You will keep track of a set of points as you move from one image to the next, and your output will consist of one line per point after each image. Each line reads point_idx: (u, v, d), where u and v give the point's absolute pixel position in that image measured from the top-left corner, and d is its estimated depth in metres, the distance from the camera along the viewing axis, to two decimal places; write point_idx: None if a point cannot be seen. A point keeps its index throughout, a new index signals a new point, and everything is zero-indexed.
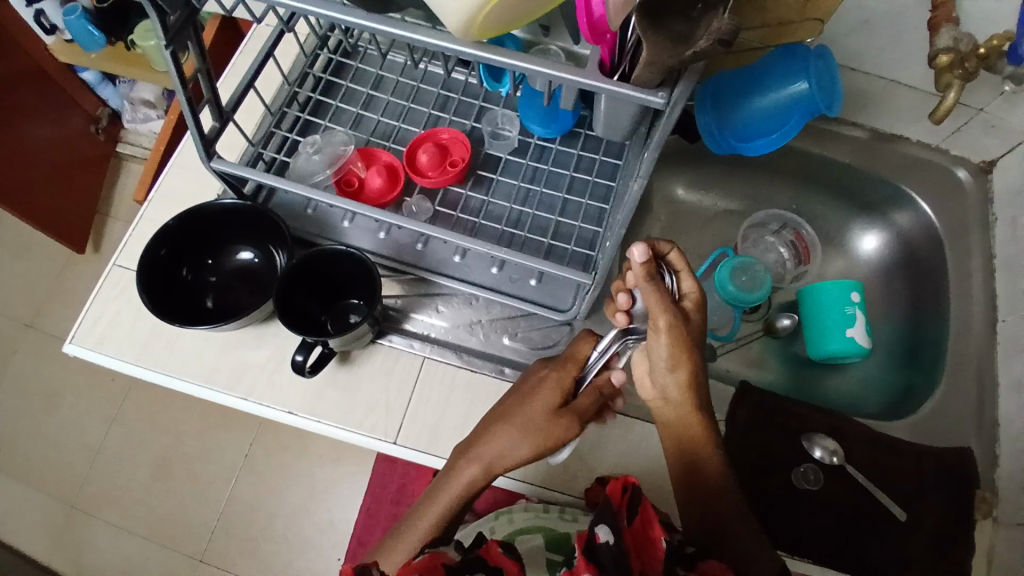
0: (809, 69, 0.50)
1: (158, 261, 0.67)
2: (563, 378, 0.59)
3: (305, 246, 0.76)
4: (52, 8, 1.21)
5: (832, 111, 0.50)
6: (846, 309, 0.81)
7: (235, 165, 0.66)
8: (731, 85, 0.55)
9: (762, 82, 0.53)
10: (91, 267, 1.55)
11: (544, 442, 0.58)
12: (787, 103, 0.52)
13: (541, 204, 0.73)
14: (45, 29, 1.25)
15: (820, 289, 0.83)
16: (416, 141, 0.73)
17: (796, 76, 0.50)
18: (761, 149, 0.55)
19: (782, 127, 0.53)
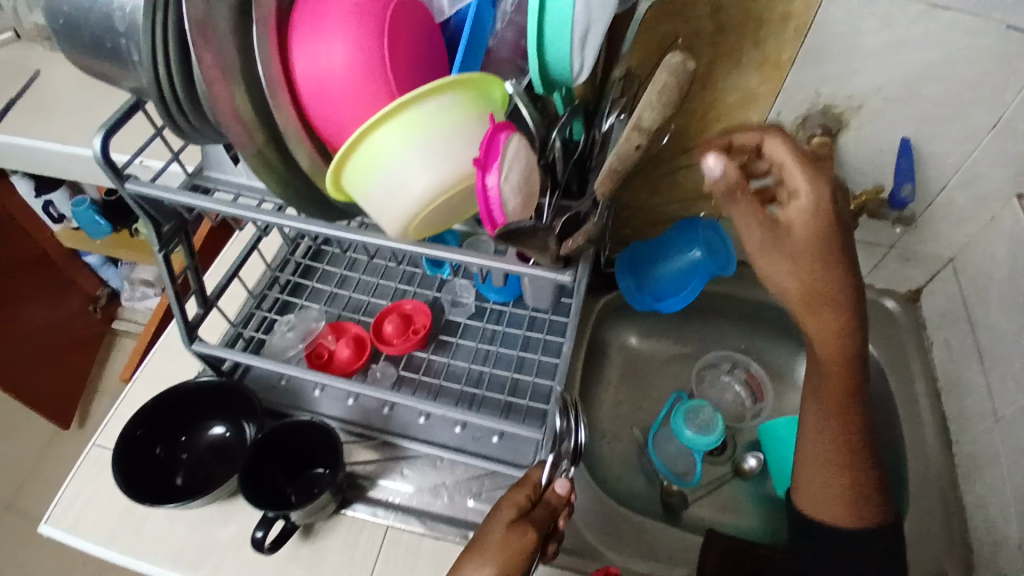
0: (698, 238, 0.58)
1: (134, 441, 0.70)
2: (516, 496, 0.56)
3: (277, 417, 0.79)
4: (61, 198, 1.32)
5: (727, 270, 0.57)
6: None
7: (214, 347, 0.72)
8: (644, 253, 0.62)
9: (665, 252, 0.60)
10: (73, 444, 1.63)
11: (504, 563, 0.52)
12: (688, 268, 0.59)
13: (499, 363, 0.79)
14: (54, 218, 1.36)
15: (776, 425, 0.86)
16: (383, 313, 0.81)
17: (689, 244, 0.58)
18: (673, 306, 0.59)
19: (686, 287, 0.59)
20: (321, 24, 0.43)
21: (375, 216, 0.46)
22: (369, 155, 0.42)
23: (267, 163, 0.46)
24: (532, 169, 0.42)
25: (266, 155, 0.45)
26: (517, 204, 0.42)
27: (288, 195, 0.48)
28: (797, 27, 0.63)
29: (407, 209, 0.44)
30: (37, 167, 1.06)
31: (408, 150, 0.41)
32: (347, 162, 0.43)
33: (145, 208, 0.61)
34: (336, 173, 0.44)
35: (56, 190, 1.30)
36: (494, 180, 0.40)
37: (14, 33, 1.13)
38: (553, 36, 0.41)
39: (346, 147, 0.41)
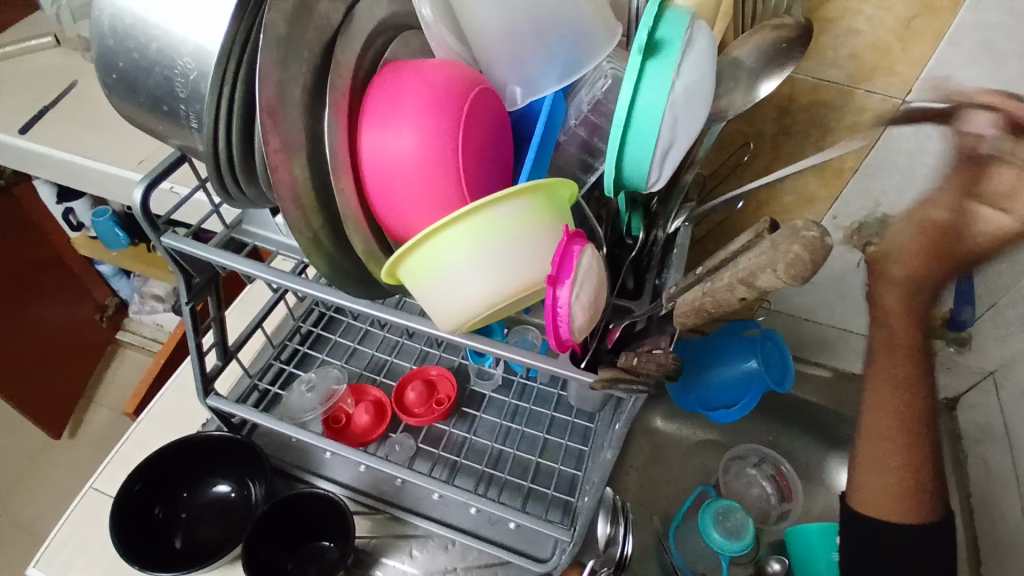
0: (755, 348, 0.55)
1: (130, 497, 0.67)
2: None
3: (283, 478, 0.76)
4: (82, 207, 1.28)
5: (783, 384, 0.55)
6: (834, 554, 0.76)
7: (228, 403, 0.69)
8: (694, 352, 0.58)
9: (716, 359, 0.56)
10: (63, 454, 1.57)
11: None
12: (740, 378, 0.55)
13: (522, 442, 0.75)
14: (72, 225, 1.33)
15: (805, 529, 0.79)
16: (406, 377, 0.78)
17: (744, 354, 0.55)
18: (723, 418, 0.55)
19: (738, 400, 0.55)
20: (394, 111, 0.41)
21: (426, 310, 0.43)
22: (432, 253, 0.40)
23: (318, 243, 0.43)
24: (604, 284, 0.40)
25: (320, 236, 0.42)
26: (584, 320, 0.39)
27: (338, 275, 0.46)
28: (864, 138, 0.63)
29: (464, 310, 0.41)
30: (68, 178, 1.04)
31: (476, 253, 0.39)
32: (408, 255, 0.40)
33: (179, 260, 0.59)
34: (393, 265, 0.41)
35: (78, 200, 1.26)
36: (566, 294, 0.38)
37: (53, 39, 1.13)
38: (635, 146, 0.38)
39: (411, 243, 0.39)
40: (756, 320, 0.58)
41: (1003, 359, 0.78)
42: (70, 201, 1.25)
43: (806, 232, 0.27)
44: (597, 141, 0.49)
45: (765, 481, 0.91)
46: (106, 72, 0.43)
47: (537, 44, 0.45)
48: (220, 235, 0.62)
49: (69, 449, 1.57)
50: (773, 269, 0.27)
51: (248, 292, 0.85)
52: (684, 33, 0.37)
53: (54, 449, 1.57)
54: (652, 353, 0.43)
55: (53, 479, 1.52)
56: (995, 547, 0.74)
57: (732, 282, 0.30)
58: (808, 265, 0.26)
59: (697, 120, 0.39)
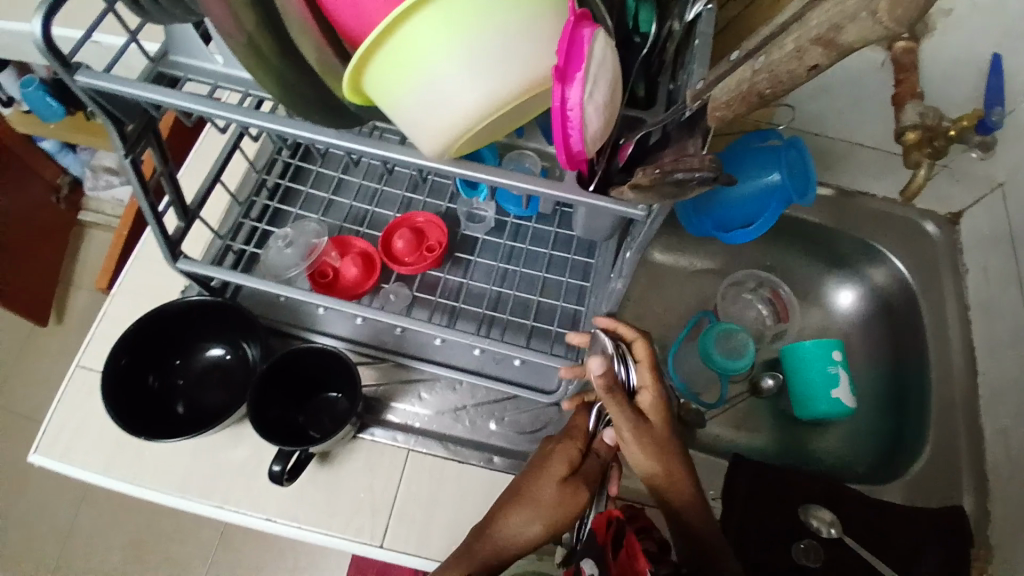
0: (779, 160, 0.50)
1: (121, 371, 0.64)
2: (570, 449, 0.59)
3: (279, 337, 0.74)
4: (8, 79, 1.12)
5: (805, 198, 0.51)
6: (828, 368, 0.79)
7: (203, 266, 0.64)
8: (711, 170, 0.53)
9: (734, 175, 0.53)
10: (53, 340, 1.55)
11: (552, 514, 0.57)
12: (761, 194, 0.51)
13: (521, 283, 0.72)
14: (3, 101, 1.19)
15: (802, 346, 0.81)
16: (393, 225, 0.72)
17: (767, 168, 0.51)
18: (738, 238, 0.53)
19: (757, 219, 0.52)
20: None
21: (406, 132, 0.37)
22: (404, 53, 0.32)
23: (260, 53, 0.35)
24: (620, 82, 0.33)
25: (261, 44, 0.35)
26: (598, 127, 0.33)
27: (292, 98, 0.38)
28: None
29: (451, 126, 0.35)
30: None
31: (461, 44, 0.31)
32: (374, 53, 0.32)
33: (104, 106, 0.49)
34: (356, 72, 0.34)
35: (2, 71, 1.10)
36: (578, 93, 0.31)
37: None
38: None
39: (377, 34, 0.31)
40: (779, 128, 0.53)
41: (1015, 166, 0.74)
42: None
43: None
44: None
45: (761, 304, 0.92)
46: None
47: None
48: (144, 69, 0.51)
49: (56, 333, 1.55)
50: (879, 9, 0.22)
51: (201, 146, 0.75)
52: None
53: (43, 335, 1.54)
54: (680, 159, 0.36)
55: (47, 363, 1.52)
56: (988, 352, 0.76)
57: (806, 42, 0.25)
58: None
59: None
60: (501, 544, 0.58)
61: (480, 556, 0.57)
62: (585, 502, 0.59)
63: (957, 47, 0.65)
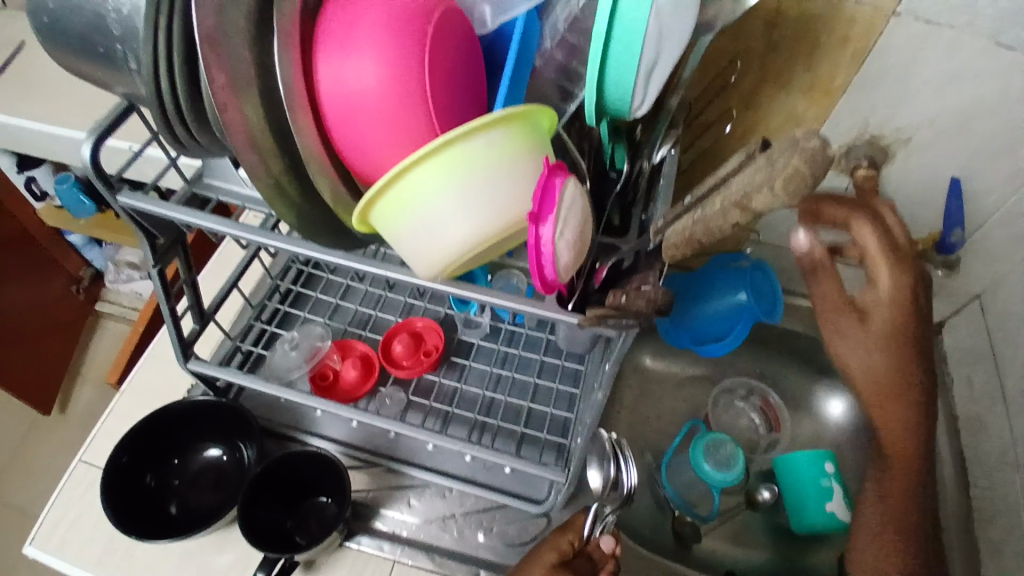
0: (746, 281, 0.55)
1: (120, 468, 0.66)
2: (562, 541, 0.60)
3: (277, 439, 0.76)
4: (44, 175, 1.23)
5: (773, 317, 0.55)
6: (822, 481, 0.78)
7: (210, 367, 0.67)
8: (684, 289, 0.57)
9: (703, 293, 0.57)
10: (54, 430, 1.56)
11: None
12: (732, 311, 0.55)
13: (514, 388, 0.75)
14: (36, 194, 1.28)
15: (794, 457, 0.81)
16: (392, 331, 0.76)
17: (736, 286, 0.55)
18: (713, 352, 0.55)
19: (728, 333, 0.55)
20: (351, 38, 0.37)
21: (402, 258, 0.41)
22: (405, 194, 0.37)
23: (281, 189, 0.40)
24: (589, 221, 0.38)
25: (283, 183, 0.39)
26: (569, 259, 0.37)
27: (305, 226, 0.43)
28: (856, 51, 0.59)
29: (443, 256, 0.39)
30: (22, 145, 0.98)
31: (451, 190, 0.36)
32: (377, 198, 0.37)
33: (140, 222, 0.55)
34: (364, 210, 0.39)
35: (39, 167, 1.21)
36: (549, 232, 0.36)
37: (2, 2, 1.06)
38: (618, 60, 0.35)
39: (383, 181, 0.36)
40: (747, 251, 0.58)
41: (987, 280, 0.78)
42: (31, 169, 1.20)
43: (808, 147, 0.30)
44: (576, 65, 0.45)
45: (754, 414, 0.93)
46: (37, 17, 0.39)
47: None
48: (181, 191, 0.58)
49: (58, 425, 1.56)
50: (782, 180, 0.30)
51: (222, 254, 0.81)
52: None
53: (46, 425, 1.56)
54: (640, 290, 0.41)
55: (45, 457, 1.52)
56: (979, 465, 0.76)
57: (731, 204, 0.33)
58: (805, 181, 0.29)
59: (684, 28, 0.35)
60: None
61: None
62: None
63: (917, 175, 0.71)
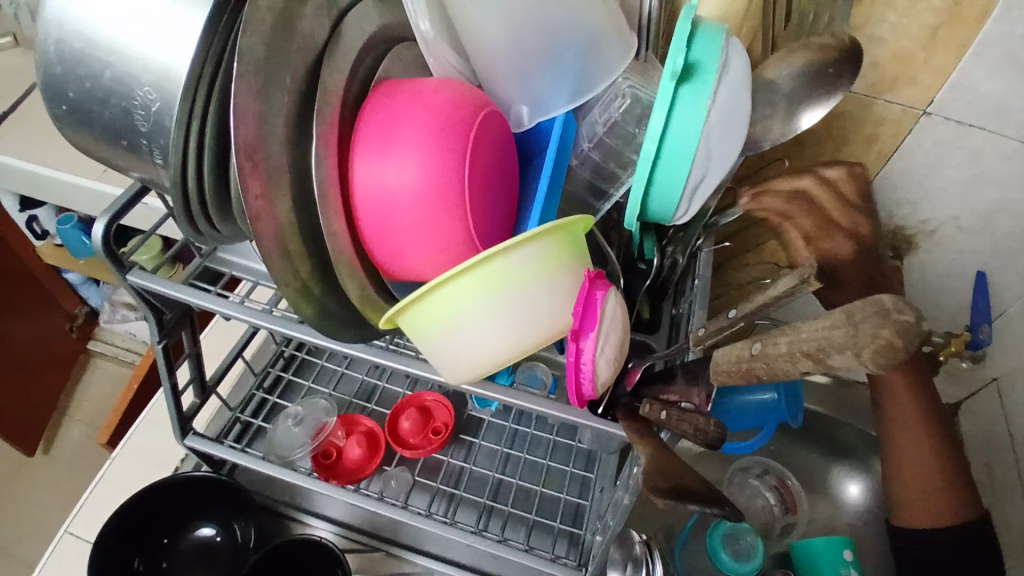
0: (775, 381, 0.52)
1: (106, 552, 0.62)
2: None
3: (271, 516, 0.73)
4: (47, 215, 1.20)
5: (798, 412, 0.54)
6: (840, 570, 0.74)
7: (205, 443, 0.65)
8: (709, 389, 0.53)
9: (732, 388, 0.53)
10: (36, 472, 1.49)
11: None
12: (760, 409, 0.53)
13: (524, 470, 0.72)
14: (36, 234, 1.24)
15: (810, 543, 0.77)
16: (400, 405, 0.73)
17: (764, 387, 0.52)
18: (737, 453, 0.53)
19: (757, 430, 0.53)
20: (390, 143, 0.36)
21: (428, 360, 0.39)
22: (442, 303, 0.35)
23: (306, 289, 0.38)
24: (628, 333, 0.37)
25: (309, 282, 0.38)
26: (608, 374, 0.35)
27: (328, 324, 0.41)
28: (881, 150, 0.61)
29: (475, 363, 0.37)
30: (26, 187, 0.96)
31: (485, 305, 0.35)
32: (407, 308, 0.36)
33: (150, 300, 0.54)
34: (395, 314, 0.37)
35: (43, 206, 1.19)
36: (591, 346, 0.35)
37: (13, 38, 1.04)
38: (666, 177, 0.36)
39: (423, 290, 0.34)
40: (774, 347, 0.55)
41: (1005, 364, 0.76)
42: (35, 207, 1.17)
43: (894, 313, 0.26)
44: (611, 165, 0.45)
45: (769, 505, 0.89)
46: (55, 103, 0.37)
47: (545, 58, 0.40)
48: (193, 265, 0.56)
49: (40, 469, 1.50)
50: (860, 354, 0.26)
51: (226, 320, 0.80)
52: (722, 57, 0.34)
53: (28, 467, 1.49)
54: (684, 415, 0.39)
55: (23, 503, 1.44)
56: None
57: (795, 353, 0.30)
58: (897, 351, 0.26)
59: (732, 149, 0.36)
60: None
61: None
62: None
63: (940, 264, 0.70)
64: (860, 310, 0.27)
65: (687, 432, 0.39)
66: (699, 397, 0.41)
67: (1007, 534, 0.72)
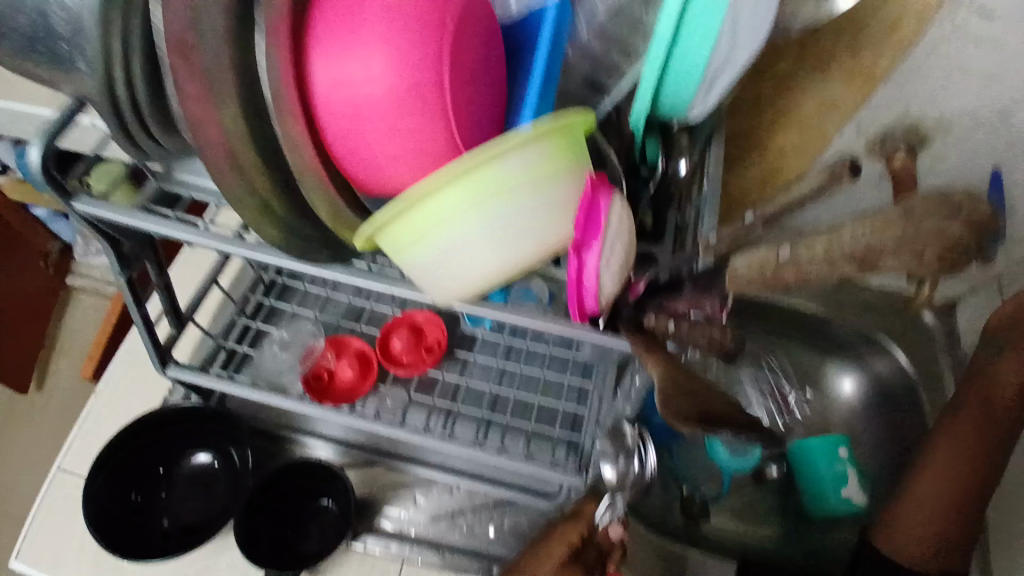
0: None
1: (102, 487, 0.61)
2: (572, 533, 0.53)
3: (268, 440, 0.73)
4: None
5: None
6: (836, 466, 0.78)
7: (191, 373, 0.63)
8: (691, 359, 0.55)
9: None
10: (29, 410, 1.48)
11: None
12: None
13: (521, 383, 0.72)
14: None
15: (808, 444, 0.79)
16: (390, 324, 0.71)
17: None
18: None
19: None
20: (360, 32, 0.31)
21: (416, 283, 0.35)
22: (424, 217, 0.31)
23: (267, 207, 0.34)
24: (635, 244, 0.33)
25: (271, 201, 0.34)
26: (612, 289, 0.32)
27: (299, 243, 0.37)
28: (900, 39, 0.57)
29: (465, 284, 0.33)
30: None
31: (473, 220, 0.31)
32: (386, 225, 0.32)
33: (103, 229, 0.49)
34: (372, 232, 0.33)
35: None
36: (593, 260, 0.31)
37: None
38: (687, 66, 0.37)
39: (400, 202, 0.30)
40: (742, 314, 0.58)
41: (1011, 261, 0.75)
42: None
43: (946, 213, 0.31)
44: (611, 56, 0.40)
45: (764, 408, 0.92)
46: None
47: None
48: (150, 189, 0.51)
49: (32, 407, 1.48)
50: (925, 254, 0.31)
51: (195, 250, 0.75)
52: None
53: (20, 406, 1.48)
54: (697, 329, 0.38)
55: (20, 441, 1.44)
56: None
57: (856, 242, 0.32)
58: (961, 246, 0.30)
59: (755, 32, 0.36)
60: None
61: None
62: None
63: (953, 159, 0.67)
64: (923, 204, 0.31)
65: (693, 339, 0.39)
66: (716, 307, 0.38)
67: None
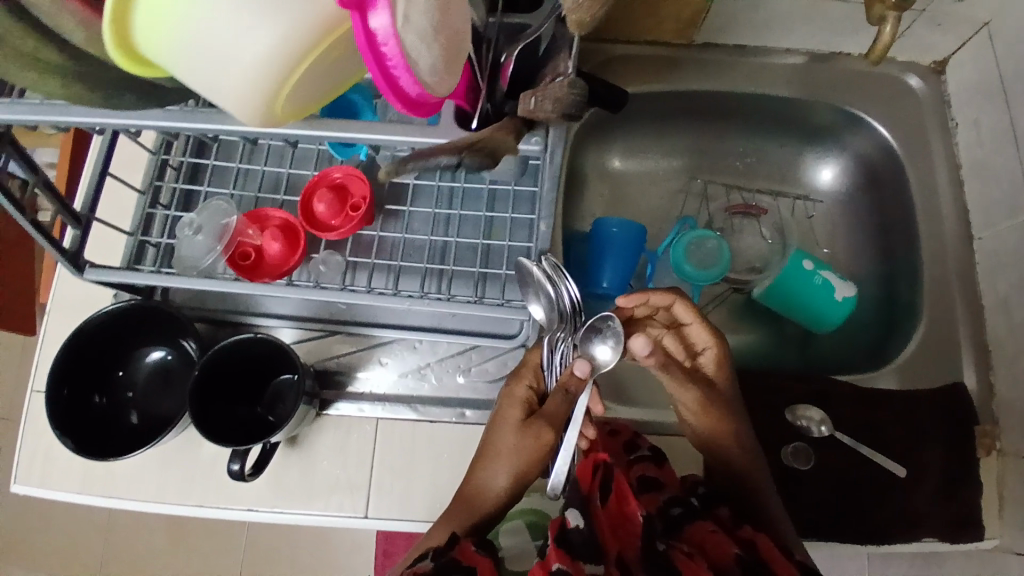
0: (620, 230, 0.75)
1: (65, 401, 0.60)
2: (519, 390, 0.57)
3: (222, 329, 0.70)
4: None
5: (635, 237, 0.76)
6: (813, 279, 0.76)
7: (115, 273, 0.57)
8: (591, 252, 0.77)
9: (603, 244, 0.76)
10: (27, 354, 1.39)
11: (523, 463, 0.53)
12: (620, 247, 0.75)
13: (465, 227, 0.67)
14: None
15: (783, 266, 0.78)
16: (308, 188, 0.64)
17: (620, 232, 0.75)
18: (610, 276, 0.76)
19: (619, 262, 0.76)
20: None
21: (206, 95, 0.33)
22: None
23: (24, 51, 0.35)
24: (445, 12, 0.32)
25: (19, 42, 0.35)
26: (423, 59, 0.31)
27: (98, 83, 0.38)
28: None
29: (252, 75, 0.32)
30: None
31: (181, 24, 0.30)
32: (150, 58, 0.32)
33: None
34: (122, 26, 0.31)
35: None
36: (386, 22, 0.29)
37: None
38: None
39: None
40: (617, 216, 0.75)
41: (998, 4, 0.66)
42: None
43: None
44: None
45: (743, 220, 0.84)
46: None
47: None
48: None
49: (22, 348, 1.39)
50: None
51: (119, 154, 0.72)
52: None
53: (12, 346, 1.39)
54: (549, 89, 0.36)
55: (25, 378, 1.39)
56: (991, 222, 0.70)
57: None
58: None
59: None
60: (472, 495, 0.55)
61: (458, 514, 0.53)
62: (553, 443, 0.54)
63: None
64: None
65: (548, 110, 0.35)
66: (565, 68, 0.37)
67: (995, 187, 0.70)
